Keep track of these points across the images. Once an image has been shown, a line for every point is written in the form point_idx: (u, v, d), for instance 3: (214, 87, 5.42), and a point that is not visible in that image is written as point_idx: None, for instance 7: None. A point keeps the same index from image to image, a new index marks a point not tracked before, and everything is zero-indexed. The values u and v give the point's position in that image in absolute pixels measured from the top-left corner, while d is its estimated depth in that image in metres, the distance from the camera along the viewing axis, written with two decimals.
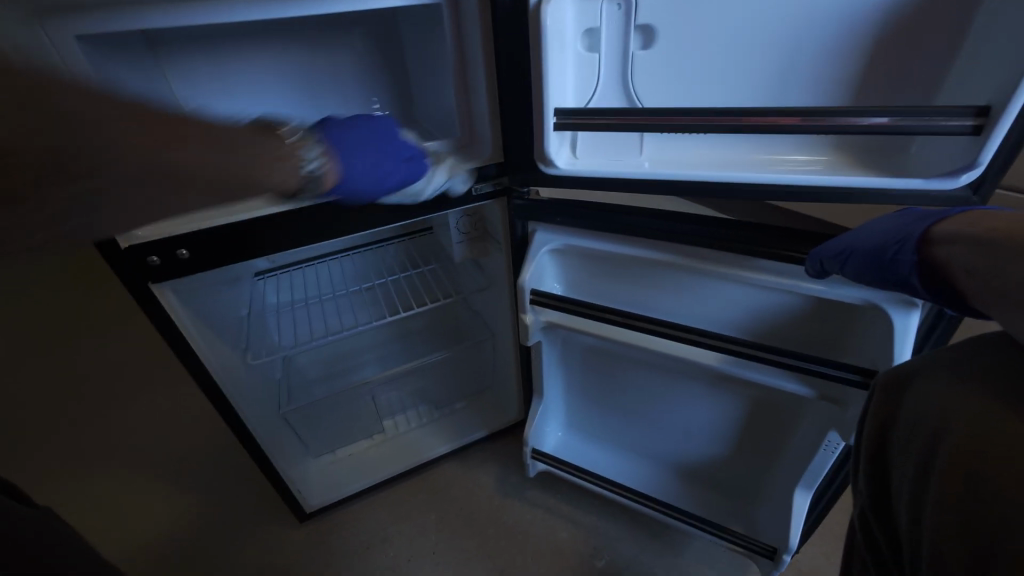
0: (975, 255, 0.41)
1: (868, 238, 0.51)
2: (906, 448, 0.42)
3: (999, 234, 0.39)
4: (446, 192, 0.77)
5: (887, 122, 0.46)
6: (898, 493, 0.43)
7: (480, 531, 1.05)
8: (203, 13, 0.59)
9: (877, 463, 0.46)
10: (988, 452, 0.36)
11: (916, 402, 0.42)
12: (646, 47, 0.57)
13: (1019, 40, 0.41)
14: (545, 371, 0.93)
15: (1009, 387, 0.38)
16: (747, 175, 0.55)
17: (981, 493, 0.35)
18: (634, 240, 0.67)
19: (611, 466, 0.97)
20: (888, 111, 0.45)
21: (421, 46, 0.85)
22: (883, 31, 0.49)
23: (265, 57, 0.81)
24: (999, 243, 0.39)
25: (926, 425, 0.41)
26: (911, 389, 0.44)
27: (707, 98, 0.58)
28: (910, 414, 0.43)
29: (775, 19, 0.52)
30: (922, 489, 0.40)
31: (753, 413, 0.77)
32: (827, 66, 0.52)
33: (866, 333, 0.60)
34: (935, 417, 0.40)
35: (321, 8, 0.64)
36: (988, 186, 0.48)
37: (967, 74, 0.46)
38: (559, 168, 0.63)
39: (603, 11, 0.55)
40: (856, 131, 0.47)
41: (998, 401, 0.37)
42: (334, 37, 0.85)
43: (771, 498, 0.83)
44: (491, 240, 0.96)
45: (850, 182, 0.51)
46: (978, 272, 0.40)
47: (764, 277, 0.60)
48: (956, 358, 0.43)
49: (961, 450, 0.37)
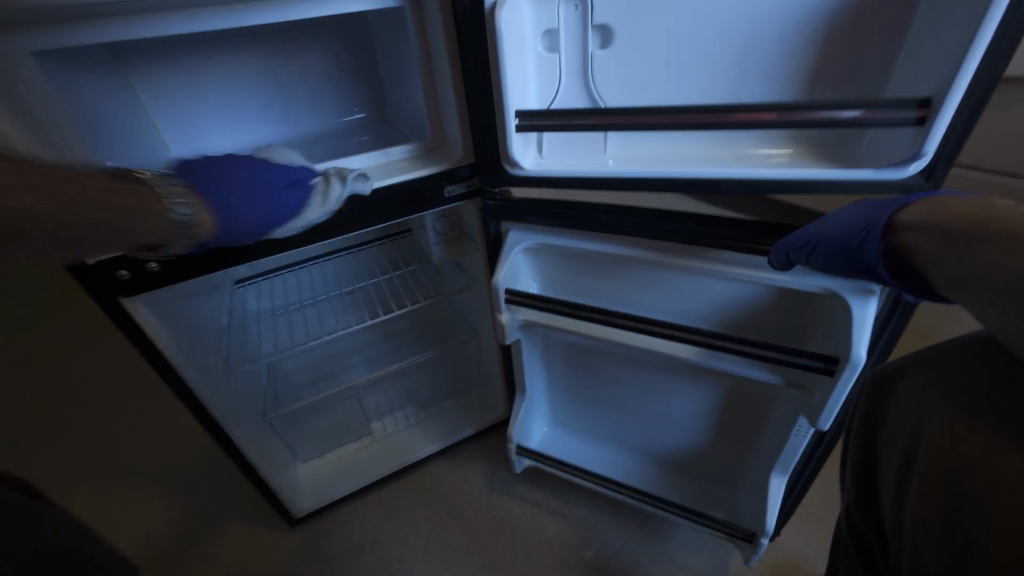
0: (939, 247, 0.42)
1: (834, 228, 0.51)
2: (896, 441, 0.43)
3: (961, 222, 0.41)
4: (418, 195, 0.78)
5: (859, 114, 0.47)
6: (885, 484, 0.44)
7: (470, 528, 1.07)
8: (157, 25, 0.59)
9: (867, 454, 0.47)
10: (967, 455, 0.36)
11: (905, 397, 0.43)
12: (604, 46, 0.58)
13: (957, 33, 0.42)
14: (526, 368, 0.94)
15: (978, 388, 0.39)
16: (708, 171, 0.56)
17: (959, 489, 0.36)
18: (604, 236, 0.68)
19: (596, 459, 0.99)
20: (860, 104, 0.46)
21: (388, 49, 0.85)
22: (833, 28, 0.50)
23: (231, 63, 0.80)
24: (966, 234, 0.40)
25: (919, 420, 0.41)
26: (899, 382, 0.45)
27: (667, 96, 0.58)
28: (897, 415, 0.44)
29: (727, 16, 0.52)
30: (909, 482, 0.41)
31: (728, 402, 0.79)
32: (781, 61, 0.53)
33: (828, 320, 0.62)
34: (919, 418, 0.41)
35: (280, 15, 0.63)
36: (939, 173, 0.48)
37: (914, 65, 0.47)
38: (525, 168, 0.63)
39: (561, 12, 0.55)
40: (825, 123, 0.48)
41: (973, 403, 0.38)
42: (301, 41, 0.84)
43: (750, 484, 0.85)
44: (470, 240, 0.96)
45: (807, 174, 0.52)
46: (943, 258, 0.42)
47: (730, 269, 0.62)
48: (933, 358, 0.44)
49: (943, 451, 0.38)
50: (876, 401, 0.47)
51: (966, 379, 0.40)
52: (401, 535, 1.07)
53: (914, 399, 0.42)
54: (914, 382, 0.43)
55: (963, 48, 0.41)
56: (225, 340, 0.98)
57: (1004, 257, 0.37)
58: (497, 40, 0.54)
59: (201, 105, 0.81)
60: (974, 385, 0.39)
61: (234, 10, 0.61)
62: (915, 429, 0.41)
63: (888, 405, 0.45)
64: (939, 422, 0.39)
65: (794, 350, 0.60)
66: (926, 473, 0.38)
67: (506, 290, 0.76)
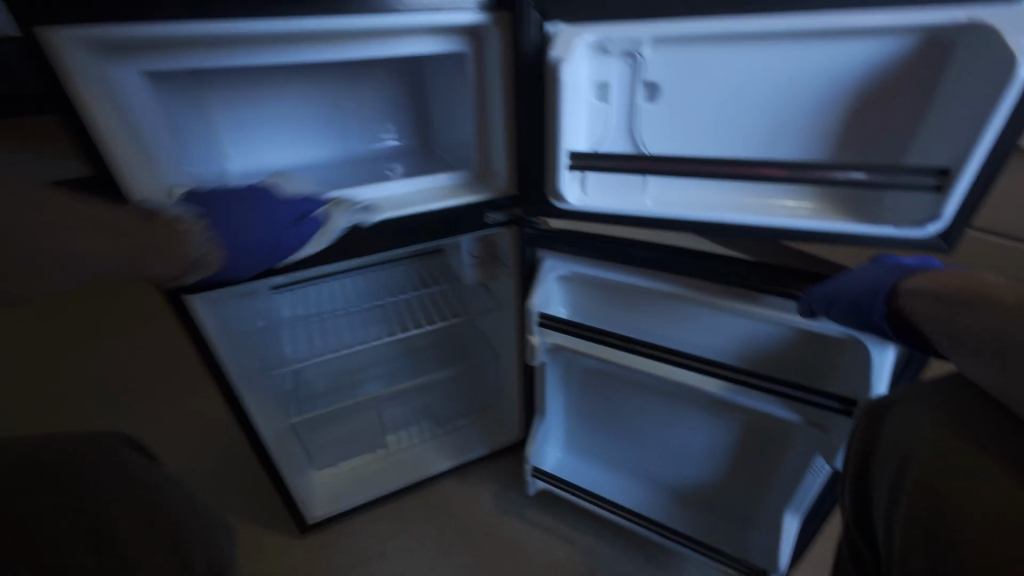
0: (933, 308, 0.46)
1: (848, 285, 0.55)
2: (885, 461, 0.46)
3: (952, 288, 0.45)
4: (462, 219, 0.83)
5: (863, 177, 0.53)
6: (876, 505, 0.46)
7: (478, 548, 1.07)
8: (254, 55, 0.67)
9: (858, 477, 0.49)
10: (955, 467, 0.39)
11: (902, 425, 0.46)
12: (651, 100, 0.64)
13: (977, 114, 0.48)
14: (547, 391, 0.97)
15: (969, 416, 0.42)
16: (740, 218, 0.61)
17: (941, 496, 0.38)
18: (636, 270, 0.73)
19: (609, 487, 1.00)
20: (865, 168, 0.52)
21: (443, 86, 0.94)
22: (865, 97, 0.55)
23: (295, 91, 0.92)
24: (957, 297, 0.44)
25: (911, 441, 0.44)
26: (898, 412, 0.47)
27: (705, 147, 0.64)
28: (891, 440, 0.46)
29: (766, 82, 0.58)
30: (897, 498, 0.42)
31: (745, 437, 0.81)
32: (814, 123, 0.58)
33: (846, 365, 0.65)
34: (912, 442, 0.43)
35: (360, 52, 0.71)
36: (955, 236, 0.53)
37: (936, 138, 0.53)
38: (569, 203, 0.69)
39: (615, 69, 0.62)
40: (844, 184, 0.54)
41: (958, 428, 0.42)
42: (361, 78, 0.95)
43: (762, 522, 0.87)
44: (502, 264, 1.01)
45: (832, 227, 0.57)
46: (937, 321, 0.45)
47: (756, 309, 0.66)
48: (926, 392, 0.47)
49: (931, 464, 0.40)
50: (871, 430, 0.50)
51: (966, 415, 0.43)
52: (409, 549, 1.08)
53: (913, 428, 0.45)
54: (914, 416, 0.46)
55: (980, 129, 0.47)
56: (260, 343, 1.02)
57: (987, 315, 0.40)
58: (558, 91, 0.61)
59: (265, 126, 0.92)
60: (971, 423, 0.42)
61: (323, 46, 0.69)
62: (904, 451, 0.44)
63: (882, 432, 0.48)
64: (927, 444, 0.42)
65: (814, 390, 0.64)
66: (912, 485, 0.41)
67: (540, 313, 0.80)
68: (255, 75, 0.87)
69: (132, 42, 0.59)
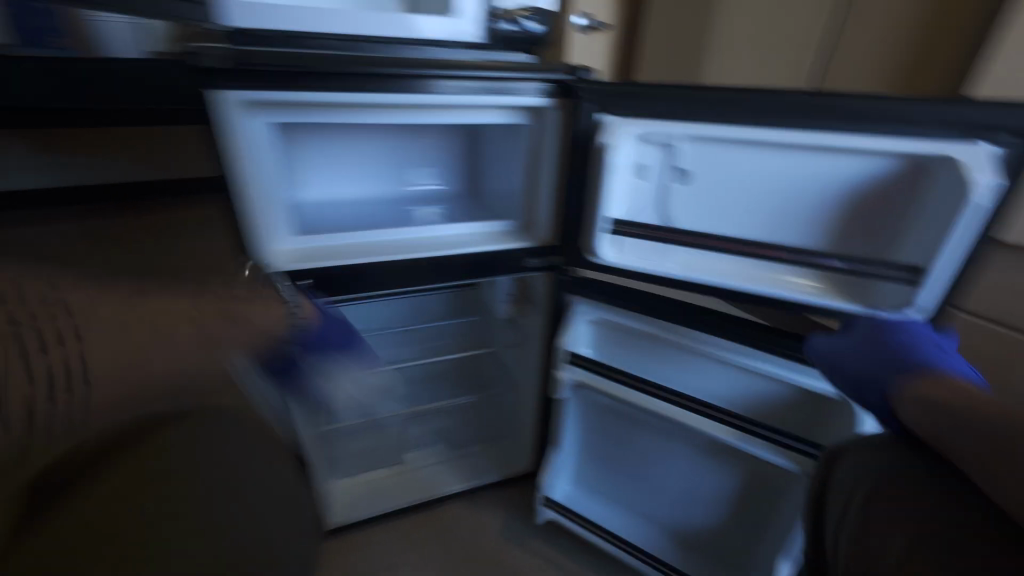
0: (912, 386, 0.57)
1: (852, 365, 0.66)
2: (838, 491, 0.56)
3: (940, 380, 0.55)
4: (506, 261, 0.96)
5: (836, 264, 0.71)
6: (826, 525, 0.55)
7: (482, 572, 1.12)
8: (360, 115, 0.83)
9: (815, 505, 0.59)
10: (886, 498, 0.49)
11: (855, 464, 0.56)
12: (682, 183, 0.76)
13: (946, 226, 0.59)
14: (564, 424, 1.05)
15: (903, 460, 0.53)
16: (749, 288, 0.72)
17: (873, 520, 0.48)
18: (656, 322, 0.84)
19: (614, 521, 1.07)
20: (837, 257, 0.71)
21: (500, 146, 1.12)
22: (858, 200, 0.67)
23: (372, 141, 1.14)
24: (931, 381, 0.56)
25: (859, 477, 0.54)
26: (851, 457, 0.57)
27: (724, 225, 0.76)
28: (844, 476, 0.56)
29: (777, 179, 0.71)
30: (842, 520, 0.52)
31: (744, 484, 0.89)
32: (815, 216, 0.71)
33: (834, 422, 0.75)
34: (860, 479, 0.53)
35: (441, 119, 0.87)
36: (935, 322, 0.64)
37: (917, 240, 0.64)
38: (604, 260, 0.80)
39: (654, 156, 0.75)
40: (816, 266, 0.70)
41: (895, 469, 0.52)
42: (424, 133, 1.18)
43: (757, 569, 0.92)
44: (532, 305, 1.13)
45: (828, 304, 0.68)
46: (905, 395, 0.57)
47: (759, 365, 0.76)
48: (874, 441, 0.58)
49: (871, 497, 0.50)
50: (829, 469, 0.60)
51: (915, 459, 0.53)
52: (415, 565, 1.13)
53: (862, 468, 0.54)
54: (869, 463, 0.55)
55: (950, 237, 0.58)
56: None
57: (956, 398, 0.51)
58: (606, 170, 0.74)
59: (344, 167, 1.14)
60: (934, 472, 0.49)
61: (414, 112, 0.85)
62: (851, 486, 0.54)
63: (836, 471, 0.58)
64: (871, 482, 0.52)
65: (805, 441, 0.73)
66: (856, 513, 0.50)
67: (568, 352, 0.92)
68: (346, 129, 1.10)
69: (275, 103, 0.73)
